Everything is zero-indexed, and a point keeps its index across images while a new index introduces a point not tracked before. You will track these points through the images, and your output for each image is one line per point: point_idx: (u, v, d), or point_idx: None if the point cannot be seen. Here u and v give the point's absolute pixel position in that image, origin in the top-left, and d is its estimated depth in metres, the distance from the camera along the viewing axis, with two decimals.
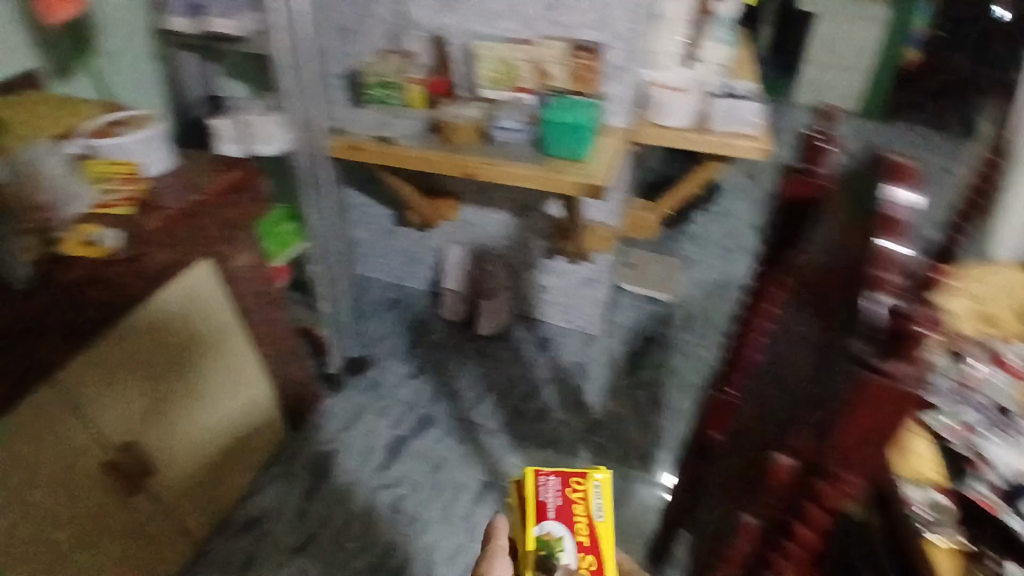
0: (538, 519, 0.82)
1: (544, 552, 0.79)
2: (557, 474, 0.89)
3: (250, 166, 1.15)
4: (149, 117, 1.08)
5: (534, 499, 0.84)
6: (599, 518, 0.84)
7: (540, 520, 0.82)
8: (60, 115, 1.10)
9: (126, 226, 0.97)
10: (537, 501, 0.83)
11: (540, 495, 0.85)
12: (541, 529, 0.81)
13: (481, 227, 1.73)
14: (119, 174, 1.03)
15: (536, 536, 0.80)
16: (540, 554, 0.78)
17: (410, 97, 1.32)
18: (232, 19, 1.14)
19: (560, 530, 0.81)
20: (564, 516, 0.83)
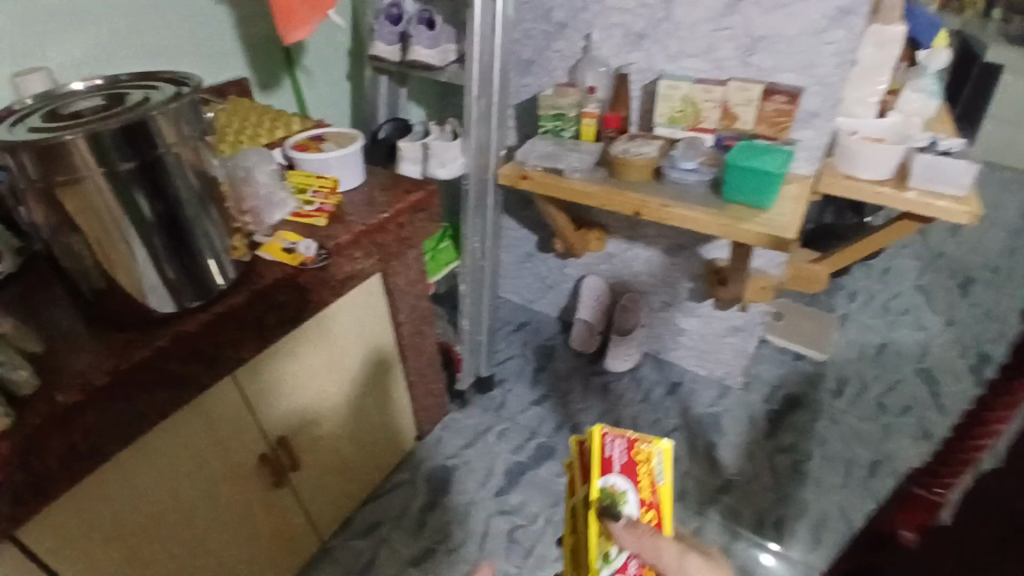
0: (601, 472, 0.74)
1: (607, 504, 0.72)
2: (619, 431, 0.79)
3: (434, 188, 1.20)
4: (353, 137, 1.17)
5: (597, 455, 0.74)
6: (660, 481, 0.77)
7: (604, 473, 0.73)
8: (268, 126, 1.20)
9: (320, 235, 1.03)
10: (602, 456, 0.74)
11: (605, 451, 0.75)
12: (604, 482, 0.74)
13: (626, 261, 1.70)
14: (318, 185, 1.11)
15: (599, 488, 0.73)
16: (606, 509, 0.72)
17: (582, 131, 1.40)
18: (433, 48, 1.28)
19: (626, 485, 0.74)
20: (629, 473, 0.75)
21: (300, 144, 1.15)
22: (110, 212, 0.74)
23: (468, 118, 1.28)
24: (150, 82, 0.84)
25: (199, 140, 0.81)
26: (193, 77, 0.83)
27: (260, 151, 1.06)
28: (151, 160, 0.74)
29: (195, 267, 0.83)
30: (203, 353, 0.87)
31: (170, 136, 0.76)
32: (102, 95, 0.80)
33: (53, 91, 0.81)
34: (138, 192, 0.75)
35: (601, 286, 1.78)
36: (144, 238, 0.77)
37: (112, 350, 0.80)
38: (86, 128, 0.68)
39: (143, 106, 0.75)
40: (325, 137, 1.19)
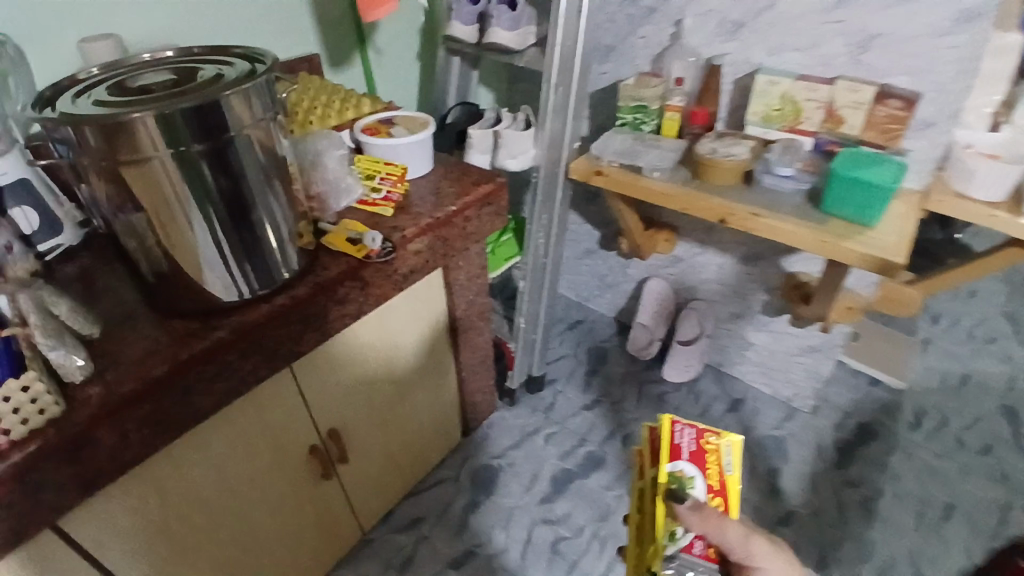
0: (669, 458, 0.72)
1: (675, 487, 0.70)
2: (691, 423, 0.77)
3: (504, 182, 1.14)
4: (423, 122, 1.13)
5: (665, 441, 0.73)
6: (731, 474, 0.73)
7: (673, 459, 0.72)
8: (339, 106, 1.15)
9: (385, 226, 0.98)
10: (671, 443, 0.73)
11: (674, 438, 0.73)
12: (671, 466, 0.71)
13: (694, 267, 1.61)
14: (386, 172, 1.06)
15: (667, 471, 0.71)
16: (671, 493, 0.69)
17: (665, 126, 1.32)
18: (511, 30, 1.21)
19: (694, 471, 0.72)
20: (699, 461, 0.72)
21: (369, 128, 1.11)
22: (174, 197, 0.70)
23: (545, 107, 1.22)
24: (222, 57, 0.80)
25: (270, 125, 0.76)
26: (266, 55, 0.78)
27: (328, 135, 1.02)
28: (219, 146, 0.70)
29: (257, 257, 0.79)
30: (260, 346, 0.83)
31: (242, 120, 0.71)
32: (172, 70, 0.76)
33: (121, 61, 0.77)
34: (204, 177, 0.71)
35: (664, 290, 1.69)
36: (206, 225, 0.73)
37: (168, 337, 0.77)
38: (156, 110, 0.64)
39: (215, 87, 0.71)
40: (396, 122, 1.14)
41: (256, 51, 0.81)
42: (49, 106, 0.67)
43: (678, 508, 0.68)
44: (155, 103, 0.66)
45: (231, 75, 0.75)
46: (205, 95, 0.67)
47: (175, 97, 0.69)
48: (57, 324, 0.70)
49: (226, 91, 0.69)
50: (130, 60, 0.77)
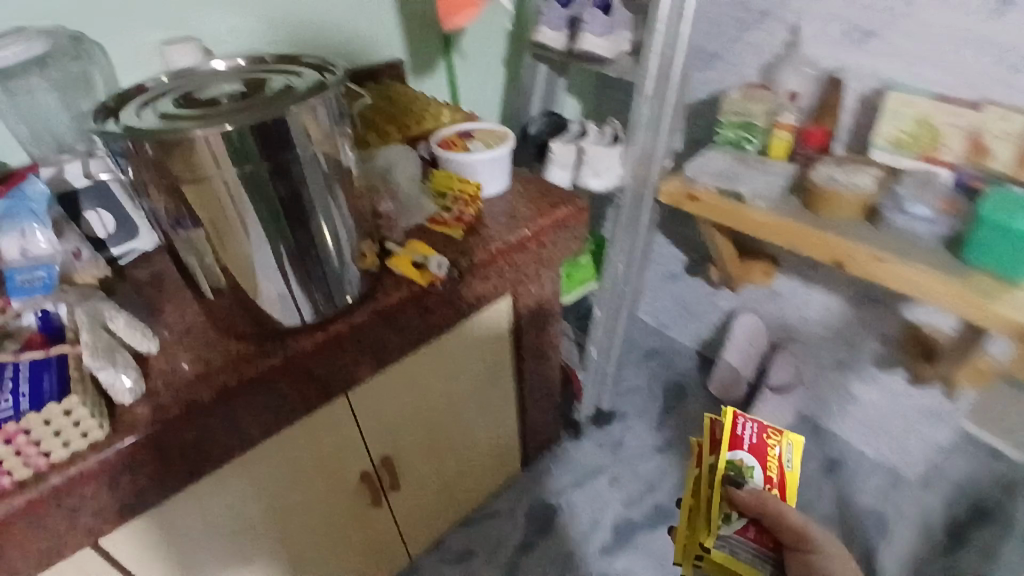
0: (729, 446, 0.79)
1: (732, 472, 0.77)
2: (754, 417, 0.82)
3: (583, 204, 1.04)
4: (502, 136, 1.06)
5: (728, 433, 0.79)
6: (789, 468, 0.80)
7: (732, 448, 0.78)
8: (417, 116, 1.11)
9: (452, 249, 0.91)
10: (734, 433, 0.79)
11: (736, 429, 0.80)
12: (732, 454, 0.78)
13: (795, 306, 1.45)
14: (459, 190, 0.99)
15: (726, 458, 0.78)
16: (728, 479, 0.76)
17: (773, 144, 1.15)
18: (605, 37, 1.10)
19: (753, 461, 0.78)
20: (758, 453, 0.79)
21: (445, 142, 1.04)
22: (230, 216, 0.66)
23: (634, 121, 1.12)
24: (295, 66, 0.75)
25: (336, 142, 0.70)
26: (338, 65, 0.72)
27: (397, 151, 0.96)
28: (281, 165, 0.65)
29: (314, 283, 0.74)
30: (312, 374, 0.77)
31: (305, 138, 0.66)
32: (242, 81, 0.71)
33: (195, 69, 0.74)
34: (261, 197, 0.66)
35: (758, 329, 1.53)
36: (263, 246, 0.69)
37: (218, 360, 0.73)
38: (215, 127, 0.60)
39: (280, 101, 0.66)
40: (475, 136, 1.07)
41: (330, 60, 0.76)
42: (113, 118, 0.64)
43: (733, 493, 0.74)
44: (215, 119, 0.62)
45: (300, 87, 0.70)
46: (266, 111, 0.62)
47: (239, 111, 0.64)
48: (109, 338, 0.68)
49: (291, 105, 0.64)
50: (203, 69, 0.73)
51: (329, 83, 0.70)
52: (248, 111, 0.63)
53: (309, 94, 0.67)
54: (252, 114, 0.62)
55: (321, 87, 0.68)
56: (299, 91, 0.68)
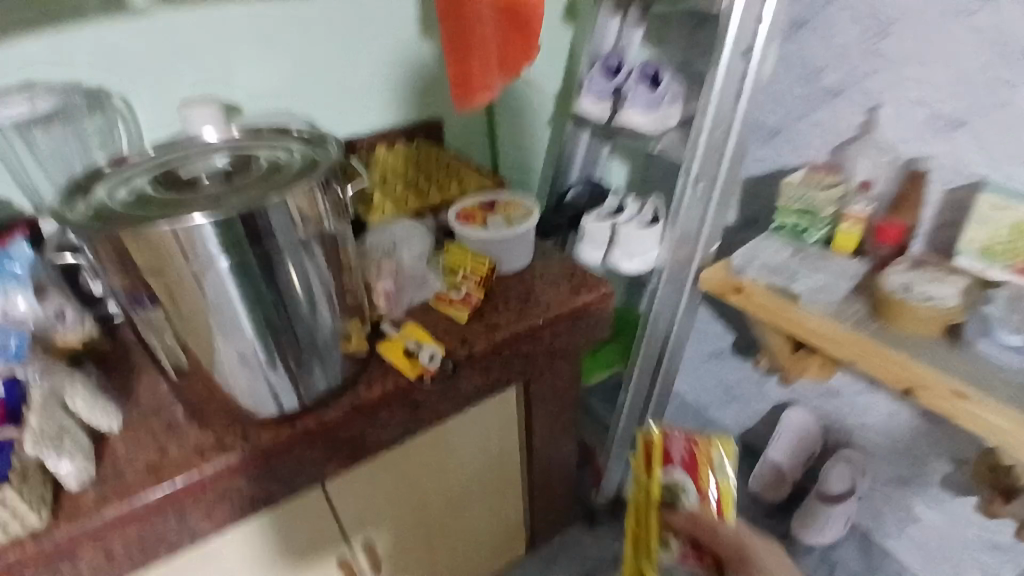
0: (663, 464, 0.70)
1: (667, 496, 0.69)
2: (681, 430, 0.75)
3: (608, 292, 0.94)
4: (525, 210, 0.98)
5: (655, 447, 0.71)
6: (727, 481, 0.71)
7: (664, 464, 0.70)
8: (442, 183, 1.07)
9: (454, 333, 0.84)
10: (663, 450, 0.71)
11: (664, 443, 0.72)
12: (665, 473, 0.70)
13: (853, 409, 1.29)
14: (471, 268, 0.90)
15: (658, 478, 0.69)
16: (663, 500, 0.69)
17: (838, 235, 1.01)
18: (647, 112, 1.02)
19: (685, 477, 0.70)
20: (690, 469, 0.70)
21: (464, 213, 0.99)
22: (201, 306, 0.63)
23: (676, 203, 1.02)
24: (288, 139, 0.73)
25: (322, 230, 0.66)
26: (330, 139, 0.70)
27: (409, 226, 0.93)
28: (255, 255, 0.62)
29: (290, 374, 0.69)
30: (274, 470, 0.71)
31: (283, 228, 0.62)
32: (231, 156, 0.70)
33: (186, 142, 0.73)
34: (233, 288, 0.62)
35: (809, 427, 1.36)
36: (236, 336, 0.65)
37: (180, 447, 0.69)
38: (185, 219, 0.57)
39: (262, 188, 0.63)
40: (500, 208, 1.00)
41: (328, 137, 0.73)
42: (86, 194, 0.63)
43: (671, 515, 0.67)
44: (189, 209, 0.59)
45: (288, 162, 0.68)
46: (240, 203, 0.59)
47: (219, 195, 0.62)
48: (64, 419, 0.65)
49: (274, 190, 0.61)
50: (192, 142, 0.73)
51: (319, 164, 0.67)
52: (225, 201, 0.60)
53: (294, 177, 0.64)
54: (227, 206, 0.59)
55: (309, 172, 0.65)
56: (285, 169, 0.66)
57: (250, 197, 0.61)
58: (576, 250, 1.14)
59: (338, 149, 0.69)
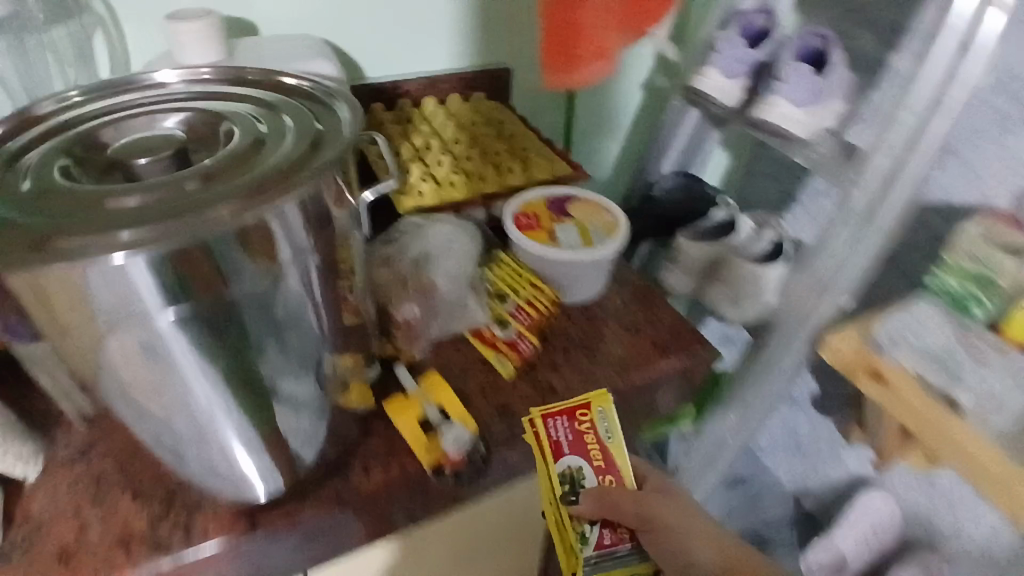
0: (553, 458, 0.59)
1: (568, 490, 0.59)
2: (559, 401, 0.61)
3: (704, 356, 0.70)
4: (608, 224, 0.73)
5: (543, 442, 0.59)
6: (610, 438, 0.62)
7: (557, 460, 0.59)
8: (502, 164, 0.81)
9: (496, 395, 0.62)
10: (550, 445, 0.59)
11: (550, 436, 0.59)
12: (559, 467, 0.59)
13: (948, 506, 1.11)
14: (526, 297, 0.69)
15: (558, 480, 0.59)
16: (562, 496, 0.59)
17: (1014, 321, 0.74)
18: (802, 107, 0.74)
19: (579, 459, 0.60)
20: (581, 447, 0.61)
21: (525, 214, 0.75)
22: (123, 366, 0.41)
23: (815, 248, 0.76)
24: (285, 100, 0.50)
25: (316, 257, 0.43)
26: (341, 104, 0.49)
27: (447, 228, 0.67)
28: (211, 300, 0.40)
29: (260, 447, 0.49)
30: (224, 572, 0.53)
31: (257, 262, 0.40)
32: (198, 119, 0.47)
33: (132, 90, 0.50)
34: (174, 348, 0.40)
35: (889, 510, 1.19)
36: (178, 407, 0.43)
37: (103, 527, 0.51)
38: (100, 257, 0.35)
39: (227, 190, 0.39)
40: (575, 214, 0.75)
41: (345, 105, 0.49)
42: None
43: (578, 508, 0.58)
44: (103, 229, 0.36)
45: (283, 141, 0.45)
46: (188, 226, 0.36)
47: (165, 187, 0.39)
48: None
49: (250, 202, 0.38)
50: (141, 89, 0.50)
51: (321, 156, 0.43)
52: (164, 216, 0.37)
53: (282, 177, 0.41)
54: (165, 229, 0.36)
55: (304, 170, 0.41)
56: (276, 156, 0.43)
57: (205, 211, 0.38)
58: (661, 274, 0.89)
59: (357, 127, 0.46)
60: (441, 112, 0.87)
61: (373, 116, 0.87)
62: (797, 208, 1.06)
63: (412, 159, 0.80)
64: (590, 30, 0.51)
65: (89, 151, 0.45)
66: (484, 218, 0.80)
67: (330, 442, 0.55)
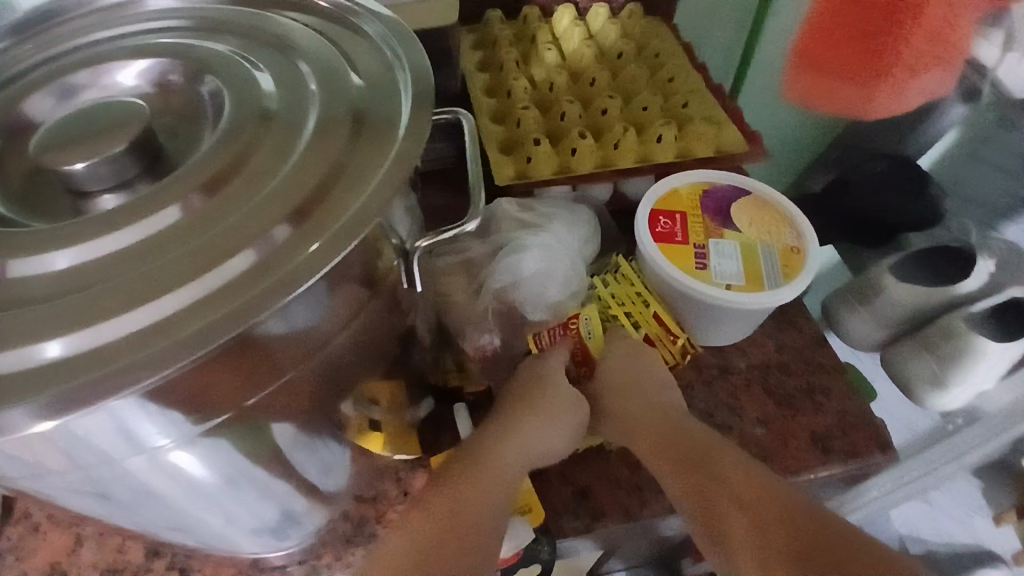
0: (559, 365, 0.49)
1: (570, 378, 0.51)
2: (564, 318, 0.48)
3: (883, 462, 0.50)
4: (785, 232, 0.52)
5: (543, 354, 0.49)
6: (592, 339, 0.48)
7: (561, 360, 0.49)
8: (643, 121, 0.59)
9: (583, 469, 0.48)
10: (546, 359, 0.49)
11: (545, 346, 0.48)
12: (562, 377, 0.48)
13: None
14: (651, 332, 0.51)
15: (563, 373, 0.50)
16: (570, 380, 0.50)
17: None
18: None
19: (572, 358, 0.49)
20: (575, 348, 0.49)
21: (666, 213, 0.53)
22: (16, 454, 0.28)
23: None
24: (306, 32, 0.35)
25: (359, 318, 0.34)
26: (397, 45, 0.34)
27: (547, 240, 0.48)
28: (213, 395, 0.30)
29: (246, 479, 0.37)
30: None
31: (275, 341, 0.29)
32: (177, 66, 0.33)
33: (92, 20, 0.37)
34: (93, 418, 0.27)
35: None
36: (133, 475, 0.33)
37: (97, 547, 0.46)
38: (14, 425, 0.23)
39: (203, 264, 0.27)
40: (741, 225, 0.53)
41: (416, 81, 0.32)
42: None
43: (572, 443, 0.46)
44: (20, 348, 0.25)
45: (306, 107, 0.32)
46: (152, 353, 0.25)
47: (111, 234, 0.28)
48: None
49: (257, 266, 0.27)
50: (122, 19, 0.36)
51: (362, 174, 0.30)
52: (119, 314, 0.26)
53: (296, 219, 0.28)
54: (120, 351, 0.25)
55: (338, 210, 0.28)
56: (296, 151, 0.30)
57: (176, 306, 0.26)
58: (842, 314, 0.66)
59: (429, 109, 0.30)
60: (577, 31, 0.64)
61: (487, 28, 0.66)
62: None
63: (525, 102, 0.58)
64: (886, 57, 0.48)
65: (12, 137, 0.32)
66: (607, 196, 0.60)
67: (354, 499, 0.46)
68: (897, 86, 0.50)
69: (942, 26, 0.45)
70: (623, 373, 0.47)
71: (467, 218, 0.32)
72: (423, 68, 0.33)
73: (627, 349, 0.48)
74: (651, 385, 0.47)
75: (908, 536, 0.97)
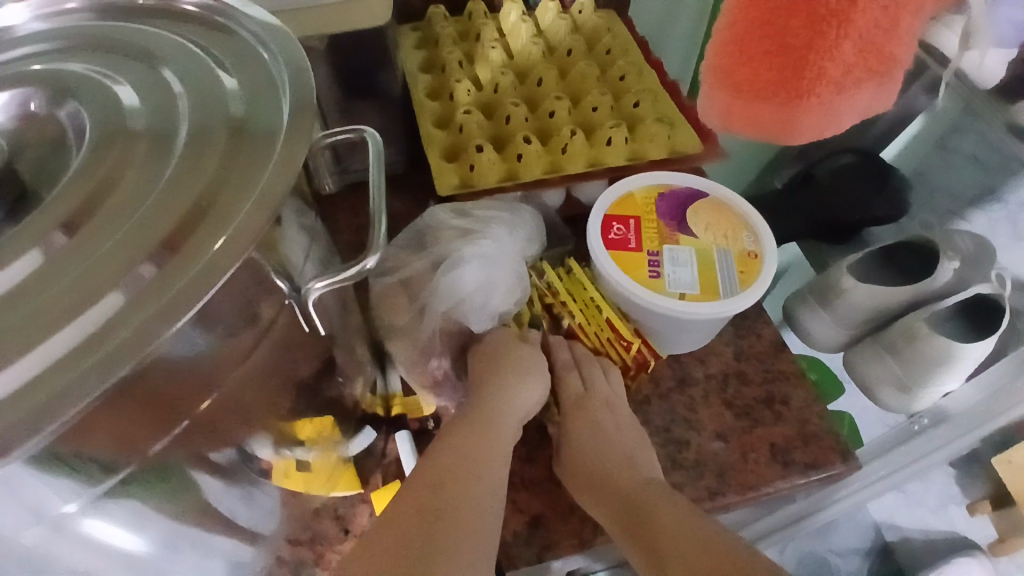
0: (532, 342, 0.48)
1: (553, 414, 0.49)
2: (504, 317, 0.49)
3: (842, 473, 0.48)
4: (745, 233, 0.50)
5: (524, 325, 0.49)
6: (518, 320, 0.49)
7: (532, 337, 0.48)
8: (590, 121, 0.56)
9: (535, 496, 0.46)
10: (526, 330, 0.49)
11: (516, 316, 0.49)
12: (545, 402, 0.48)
13: None
14: (604, 333, 0.49)
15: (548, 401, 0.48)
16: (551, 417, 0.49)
17: None
18: None
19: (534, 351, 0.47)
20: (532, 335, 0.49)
21: (619, 218, 0.50)
22: None
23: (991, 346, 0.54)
24: (177, 39, 0.33)
25: (252, 360, 0.31)
26: (283, 57, 0.32)
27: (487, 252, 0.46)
28: (95, 456, 0.27)
29: (165, 536, 0.34)
30: None
31: (159, 387, 0.27)
32: (38, 91, 0.30)
33: None
34: None
35: None
36: (30, 549, 0.30)
37: None
38: None
39: (64, 314, 0.24)
40: (697, 229, 0.50)
41: (314, 103, 0.29)
42: None
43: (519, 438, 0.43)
44: None
45: (177, 128, 0.29)
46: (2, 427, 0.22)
47: None
48: None
49: (119, 313, 0.24)
50: None
51: (239, 193, 0.27)
52: None
53: (163, 256, 0.26)
54: None
55: (208, 234, 0.26)
56: (162, 181, 0.28)
57: (34, 369, 0.23)
58: (809, 321, 0.64)
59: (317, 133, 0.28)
60: (526, 27, 0.60)
61: (430, 26, 0.63)
62: (1001, 213, 0.66)
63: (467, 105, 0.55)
64: (771, 52, 0.29)
65: None
66: (559, 202, 0.57)
67: (289, 541, 0.44)
68: (826, 109, 0.31)
69: (881, 20, 0.28)
70: (583, 442, 0.45)
71: (368, 254, 0.30)
72: (308, 80, 0.31)
73: (583, 419, 0.46)
74: (617, 441, 0.45)
75: (883, 524, 0.99)
